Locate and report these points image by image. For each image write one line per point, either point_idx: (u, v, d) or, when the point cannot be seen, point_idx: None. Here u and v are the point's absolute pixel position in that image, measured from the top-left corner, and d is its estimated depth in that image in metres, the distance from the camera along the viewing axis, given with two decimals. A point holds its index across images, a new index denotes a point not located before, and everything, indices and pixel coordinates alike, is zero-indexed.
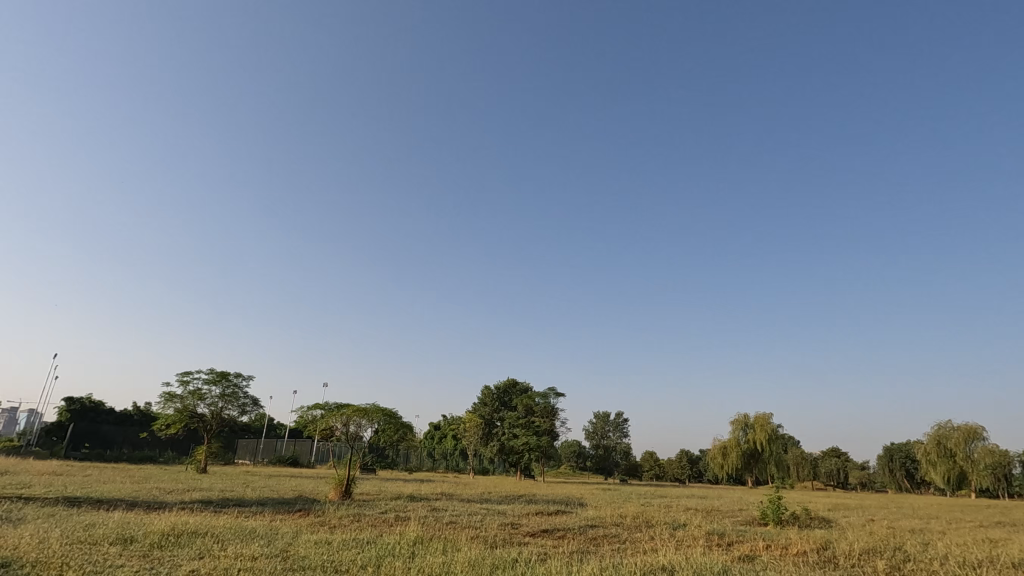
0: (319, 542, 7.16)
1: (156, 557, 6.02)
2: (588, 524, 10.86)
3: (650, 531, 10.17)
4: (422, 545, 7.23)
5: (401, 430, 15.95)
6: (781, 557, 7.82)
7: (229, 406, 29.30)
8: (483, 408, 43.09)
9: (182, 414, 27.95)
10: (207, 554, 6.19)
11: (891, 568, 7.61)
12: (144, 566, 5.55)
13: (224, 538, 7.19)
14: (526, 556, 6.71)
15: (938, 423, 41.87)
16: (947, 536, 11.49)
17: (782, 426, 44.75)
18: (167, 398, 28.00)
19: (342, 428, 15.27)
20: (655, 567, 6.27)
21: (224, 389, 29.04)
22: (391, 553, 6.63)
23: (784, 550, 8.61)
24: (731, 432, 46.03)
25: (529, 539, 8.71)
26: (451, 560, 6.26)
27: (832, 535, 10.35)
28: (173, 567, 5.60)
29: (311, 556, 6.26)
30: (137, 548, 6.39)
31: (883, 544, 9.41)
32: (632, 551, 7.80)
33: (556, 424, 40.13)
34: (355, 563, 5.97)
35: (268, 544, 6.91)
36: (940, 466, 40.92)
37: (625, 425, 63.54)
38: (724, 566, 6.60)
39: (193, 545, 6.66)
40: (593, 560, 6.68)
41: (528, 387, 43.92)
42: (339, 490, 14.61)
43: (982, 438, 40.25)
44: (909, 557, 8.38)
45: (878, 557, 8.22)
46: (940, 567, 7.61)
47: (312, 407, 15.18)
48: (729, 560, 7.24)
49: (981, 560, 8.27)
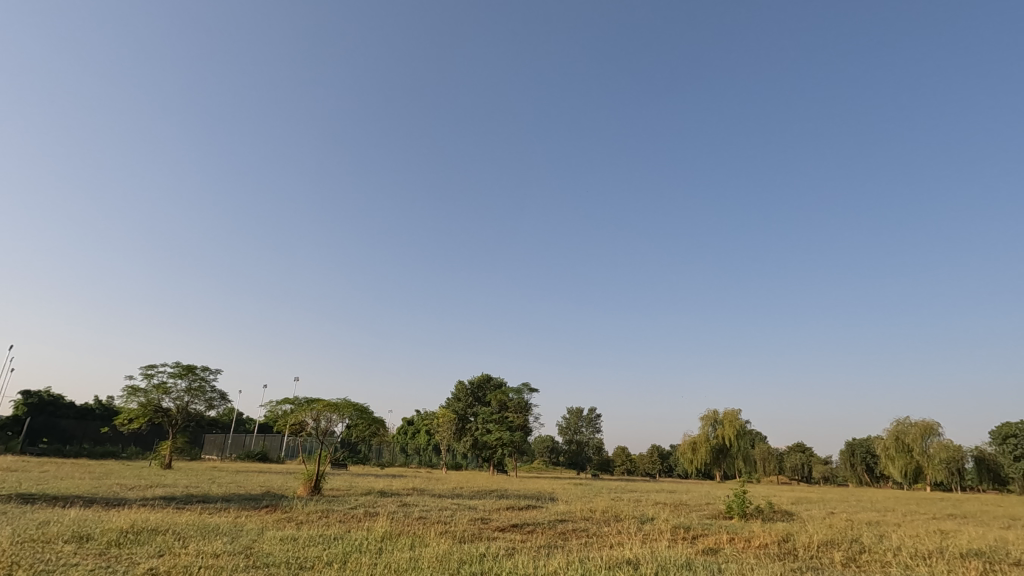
0: (285, 539, 7.08)
1: (112, 554, 5.88)
2: (557, 519, 10.92)
3: (617, 525, 10.33)
4: (390, 541, 7.20)
5: (373, 425, 15.82)
6: (743, 550, 8.01)
7: (196, 401, 28.63)
8: (457, 403, 42.85)
9: (146, 408, 27.18)
10: (167, 553, 6.05)
11: (848, 559, 7.88)
12: (99, 565, 5.39)
13: (186, 535, 7.08)
14: (495, 551, 6.76)
15: (897, 420, 43.51)
16: (904, 529, 11.85)
17: (750, 423, 45.89)
18: (130, 392, 27.16)
19: (312, 423, 15.05)
20: (620, 562, 6.33)
21: (191, 382, 28.33)
22: (358, 550, 6.53)
23: (747, 542, 8.81)
24: (701, 427, 46.93)
25: (498, 533, 8.74)
26: (418, 555, 6.26)
27: (792, 528, 10.60)
28: (131, 566, 5.45)
29: (275, 553, 6.16)
30: (92, 547, 6.16)
31: (842, 536, 9.67)
32: (599, 545, 7.90)
33: (530, 419, 40.30)
34: (321, 560, 5.89)
35: (231, 540, 6.81)
36: (898, 461, 42.38)
37: (597, 420, 63.90)
38: (688, 559, 6.70)
39: (153, 543, 6.49)
40: (560, 555, 6.70)
41: (502, 382, 43.85)
42: (308, 485, 14.46)
43: (937, 433, 42.02)
44: (865, 548, 8.68)
45: (836, 549, 8.51)
46: (895, 559, 7.86)
47: (281, 402, 14.93)
48: (693, 553, 7.39)
49: (934, 552, 8.55)
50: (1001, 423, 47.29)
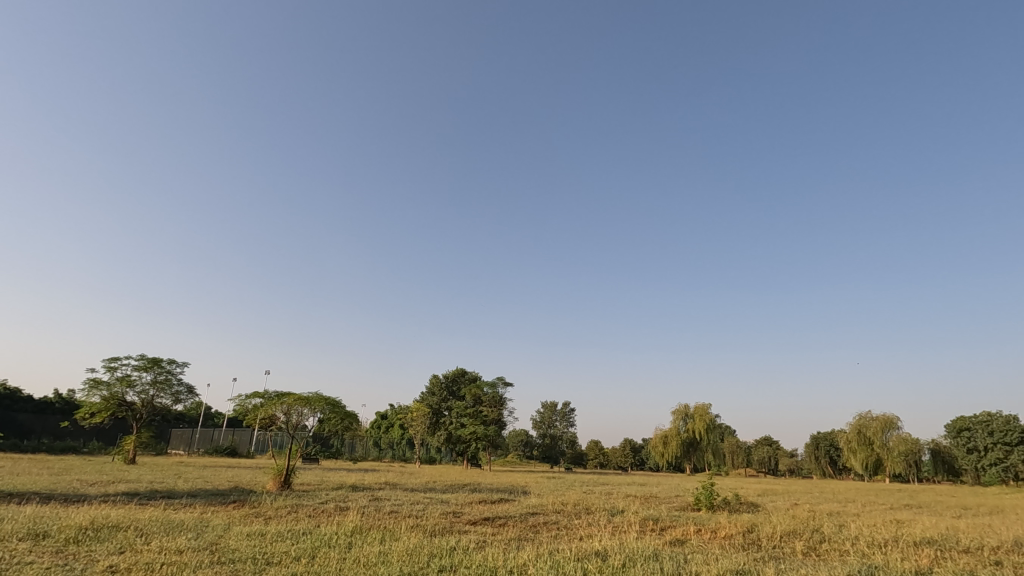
0: (251, 534, 6.97)
1: (70, 553, 5.69)
2: (529, 512, 11.01)
3: (588, 518, 10.46)
4: (360, 536, 7.14)
5: (346, 419, 15.67)
6: (709, 541, 8.20)
7: (161, 394, 27.88)
8: (431, 397, 42.73)
9: (109, 402, 26.31)
10: (128, 549, 5.92)
11: (808, 548, 8.13)
12: (57, 562, 5.28)
13: (148, 531, 6.92)
14: (464, 544, 6.76)
15: (859, 414, 44.88)
16: (862, 518, 12.35)
17: (720, 417, 46.90)
18: (92, 385, 26.28)
19: (283, 417, 14.80)
20: (588, 553, 6.42)
21: (157, 375, 27.62)
22: (327, 545, 6.48)
23: (713, 533, 9.01)
24: (672, 421, 47.61)
25: (470, 527, 8.78)
26: (388, 549, 6.23)
27: (757, 518, 10.93)
28: (89, 562, 5.34)
29: (242, 548, 6.10)
30: (49, 544, 6.01)
31: (804, 526, 9.98)
32: (568, 538, 8.01)
33: (504, 414, 40.63)
34: (288, 555, 5.84)
35: (196, 536, 6.69)
36: (860, 454, 43.79)
37: (572, 414, 65.65)
38: (655, 550, 6.84)
39: (114, 539, 6.36)
40: (529, 547, 6.78)
41: (477, 376, 43.92)
42: (277, 481, 14.22)
43: (896, 427, 43.51)
44: (825, 538, 8.96)
45: (798, 539, 8.77)
46: (853, 548, 8.14)
47: (251, 396, 14.65)
48: (660, 544, 7.55)
49: (888, 541, 8.86)
50: (956, 416, 49.18)
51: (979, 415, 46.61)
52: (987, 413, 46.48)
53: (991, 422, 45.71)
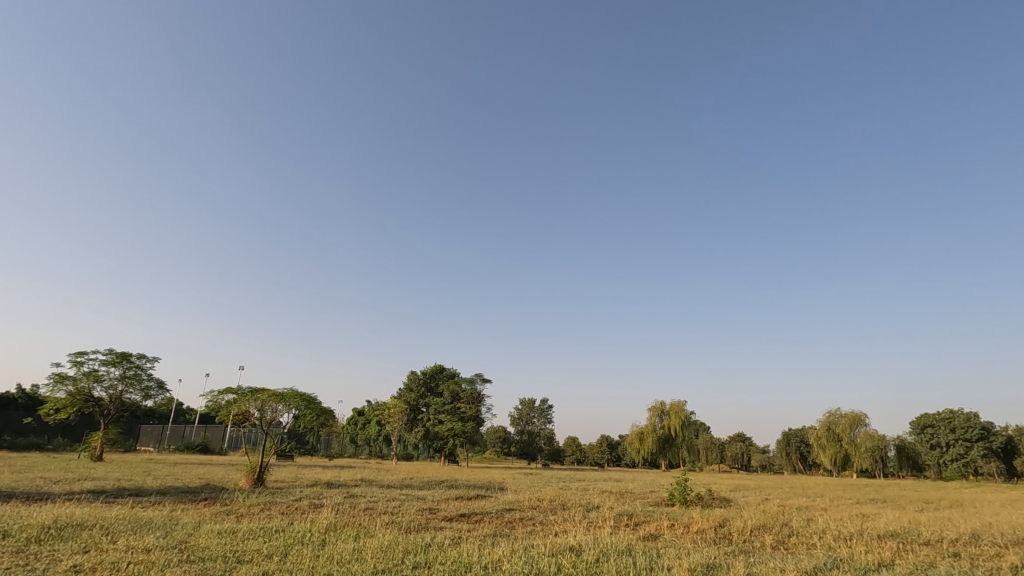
0: (222, 533, 6.81)
1: (31, 553, 5.51)
2: (505, 508, 11.03)
3: (563, 513, 10.52)
4: (333, 533, 7.06)
5: (321, 416, 15.49)
6: (681, 536, 8.33)
7: (131, 390, 27.17)
8: (409, 394, 42.34)
9: (75, 397, 25.56)
10: (94, 548, 5.79)
11: (776, 542, 8.33)
12: (17, 562, 5.12)
13: (115, 530, 6.76)
14: (439, 541, 6.77)
15: (829, 411, 45.98)
16: (830, 512, 12.67)
17: (695, 414, 47.58)
18: (57, 379, 25.45)
19: (257, 414, 14.58)
20: (562, 548, 6.47)
21: (126, 370, 26.93)
22: (300, 543, 6.39)
23: (686, 528, 9.19)
24: (648, 418, 48.13)
25: (446, 523, 8.81)
26: (362, 546, 6.19)
27: (729, 513, 11.15)
28: (52, 562, 5.19)
29: (211, 547, 5.95)
30: (10, 544, 5.83)
31: (773, 521, 10.19)
32: (543, 533, 8.03)
33: (481, 410, 40.68)
34: (259, 553, 5.75)
35: (164, 535, 6.52)
36: (829, 449, 44.93)
37: (549, 411, 66.08)
38: (627, 545, 6.93)
39: (78, 539, 6.16)
40: (504, 542, 6.81)
41: (455, 372, 43.87)
42: (251, 477, 13.99)
43: (864, 423, 44.77)
44: (793, 531, 9.21)
45: (767, 532, 9.01)
46: (819, 541, 8.36)
47: (223, 392, 14.38)
48: (634, 538, 7.66)
49: (854, 534, 9.15)
50: (920, 414, 50.88)
51: (941, 413, 48.23)
52: (949, 411, 48.08)
53: (953, 419, 47.36)
